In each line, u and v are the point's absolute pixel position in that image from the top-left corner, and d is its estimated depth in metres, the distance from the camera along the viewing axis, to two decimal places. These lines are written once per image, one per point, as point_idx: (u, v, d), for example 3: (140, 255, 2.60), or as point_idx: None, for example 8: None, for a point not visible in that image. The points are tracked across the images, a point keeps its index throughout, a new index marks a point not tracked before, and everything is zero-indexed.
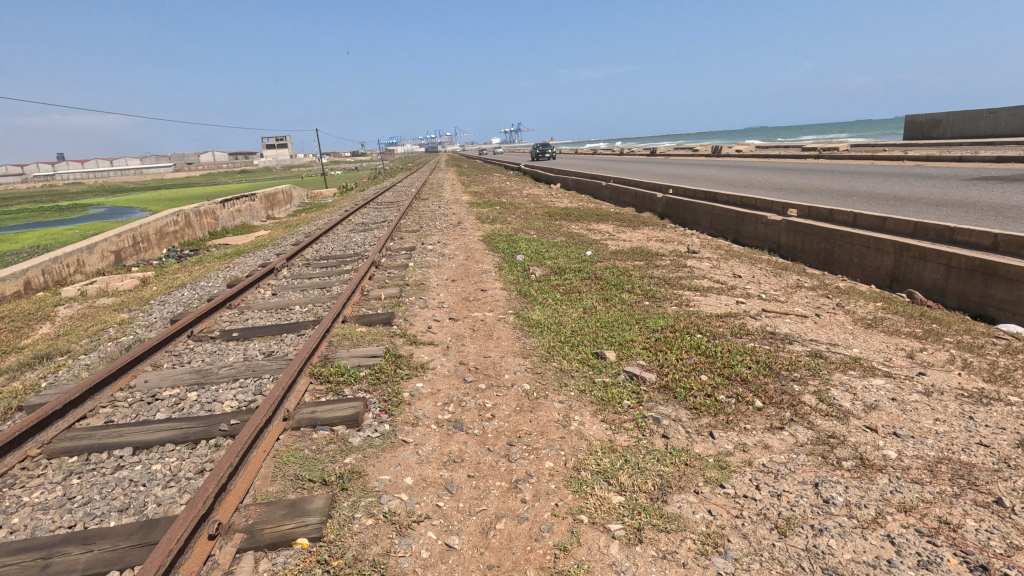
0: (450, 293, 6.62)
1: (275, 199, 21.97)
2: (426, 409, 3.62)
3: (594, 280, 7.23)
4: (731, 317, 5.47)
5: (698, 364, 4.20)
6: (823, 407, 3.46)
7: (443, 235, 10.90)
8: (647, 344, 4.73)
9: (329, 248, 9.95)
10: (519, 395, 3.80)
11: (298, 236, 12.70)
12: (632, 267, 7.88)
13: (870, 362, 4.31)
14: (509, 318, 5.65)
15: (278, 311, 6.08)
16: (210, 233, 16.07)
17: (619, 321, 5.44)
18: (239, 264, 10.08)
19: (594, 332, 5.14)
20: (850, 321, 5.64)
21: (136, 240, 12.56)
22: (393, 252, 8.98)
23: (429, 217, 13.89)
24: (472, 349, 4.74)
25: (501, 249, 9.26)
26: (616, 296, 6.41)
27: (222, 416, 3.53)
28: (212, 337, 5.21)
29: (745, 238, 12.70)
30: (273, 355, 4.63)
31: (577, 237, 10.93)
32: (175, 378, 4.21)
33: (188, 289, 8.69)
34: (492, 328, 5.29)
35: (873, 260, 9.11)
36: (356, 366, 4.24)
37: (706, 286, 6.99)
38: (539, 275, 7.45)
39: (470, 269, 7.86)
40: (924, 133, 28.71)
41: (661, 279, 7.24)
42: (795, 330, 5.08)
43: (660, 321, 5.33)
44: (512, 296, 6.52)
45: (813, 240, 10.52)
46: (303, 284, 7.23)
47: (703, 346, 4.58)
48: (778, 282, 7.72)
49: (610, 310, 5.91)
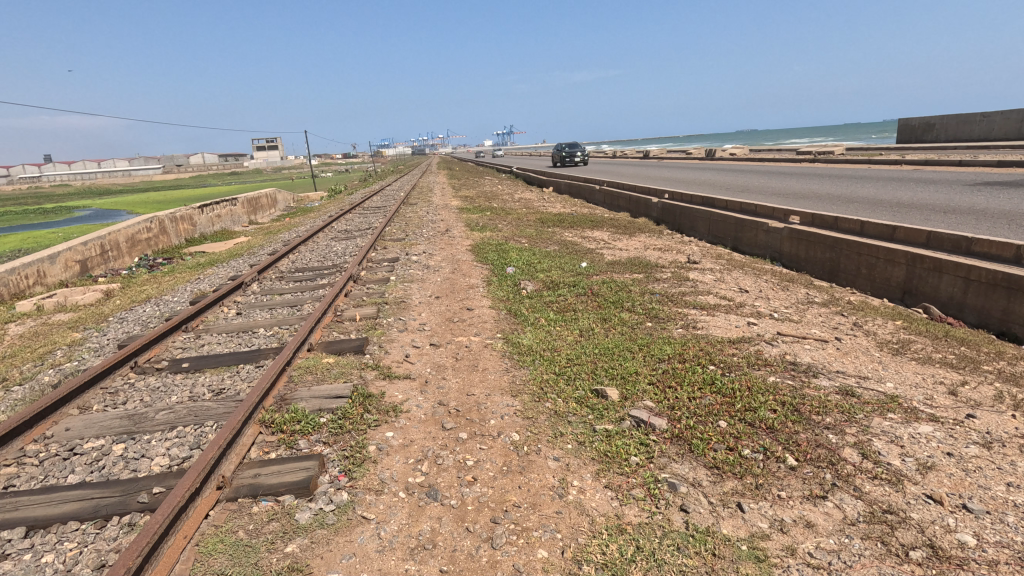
0: (433, 312, 6.02)
1: (258, 203, 21.22)
2: (395, 470, 3.02)
3: (591, 296, 6.66)
4: (744, 343, 4.89)
5: (715, 407, 3.62)
6: (869, 466, 2.90)
7: (429, 244, 10.28)
8: (655, 380, 4.13)
9: (306, 259, 9.32)
10: (506, 449, 3.21)
11: (276, 244, 12.05)
12: (630, 282, 7.31)
13: (910, 401, 3.74)
14: (497, 344, 5.04)
15: (240, 335, 5.45)
16: (187, 239, 15.36)
17: (620, 349, 4.85)
18: (210, 276, 9.41)
19: (593, 363, 4.54)
20: (874, 345, 5.10)
21: (104, 249, 11.84)
22: (375, 264, 8.36)
23: (414, 224, 13.27)
24: (453, 385, 4.13)
25: (490, 261, 8.67)
26: (616, 316, 5.84)
27: (143, 481, 2.90)
28: (159, 370, 4.57)
29: (746, 246, 12.19)
30: (222, 394, 3.99)
31: (571, 247, 10.33)
32: (101, 426, 3.56)
33: (150, 304, 8.01)
34: (477, 357, 4.69)
35: (882, 271, 8.61)
36: (317, 411, 3.62)
37: (711, 303, 6.44)
38: (530, 291, 6.87)
39: (456, 283, 7.26)
40: (917, 137, 28.48)
41: (662, 295, 6.67)
42: (818, 359, 4.52)
43: (666, 350, 4.74)
44: (501, 316, 5.93)
45: (818, 250, 10.01)
46: (272, 302, 6.59)
47: (717, 382, 4.00)
48: (788, 298, 7.19)
49: (609, 334, 5.32)
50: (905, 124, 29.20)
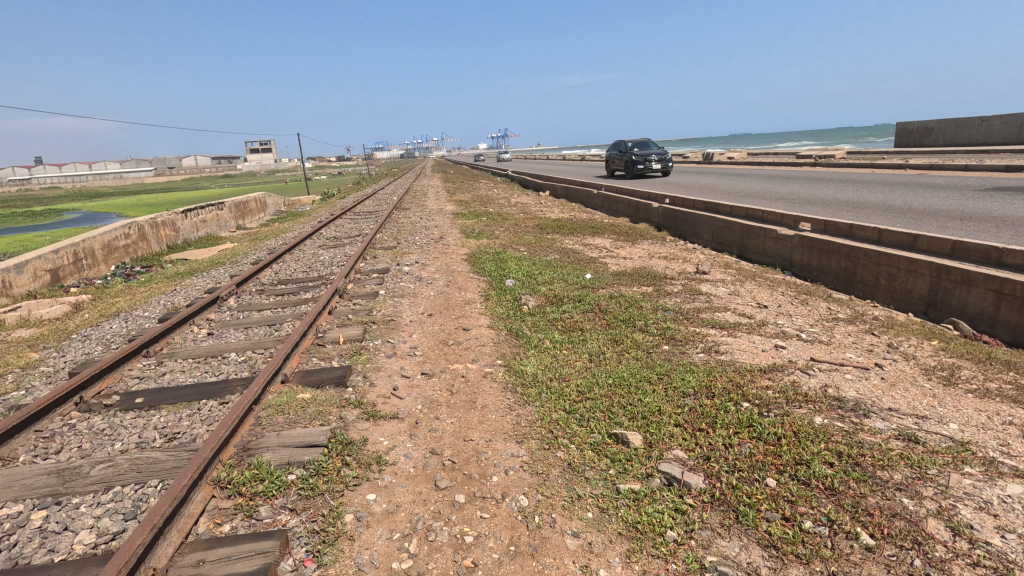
0: (426, 333, 5.44)
1: (246, 207, 20.52)
2: (375, 551, 2.44)
3: (598, 312, 6.10)
4: (777, 373, 4.33)
5: (761, 460, 3.05)
6: (964, 547, 2.34)
7: (422, 253, 9.70)
8: (682, 422, 3.56)
9: (291, 270, 8.73)
10: (512, 519, 2.63)
11: (261, 252, 11.43)
12: (640, 296, 6.75)
13: (986, 449, 3.17)
14: (498, 373, 4.45)
15: (208, 361, 4.84)
16: (169, 245, 14.72)
17: (638, 381, 4.27)
18: (187, 288, 8.79)
19: (609, 399, 3.95)
20: (920, 372, 4.54)
21: (78, 257, 11.19)
22: (363, 276, 7.78)
23: (407, 231, 12.68)
24: (448, 429, 3.54)
25: (487, 272, 8.10)
26: (628, 337, 5.28)
27: (57, 570, 2.31)
28: (106, 409, 3.94)
29: (754, 255, 11.67)
30: (175, 440, 3.39)
31: (572, 256, 9.77)
32: (22, 485, 2.96)
33: (119, 320, 7.39)
34: (475, 391, 4.09)
35: (904, 282, 8.09)
36: (285, 466, 3.02)
37: (731, 322, 5.87)
38: (532, 307, 6.31)
39: (450, 298, 6.69)
40: (915, 141, 28.21)
41: (676, 312, 6.11)
42: (864, 393, 3.96)
43: (690, 382, 4.17)
44: (501, 337, 5.35)
45: (832, 259, 9.50)
46: (249, 320, 6.00)
47: (757, 426, 3.43)
48: (810, 314, 6.66)
49: (624, 361, 4.73)
50: (904, 128, 28.90)
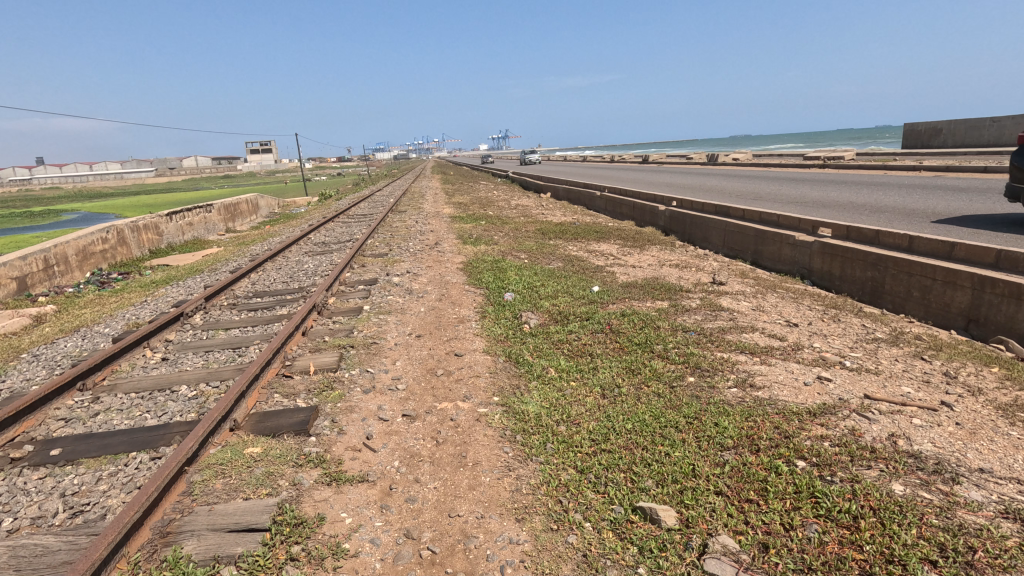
0: (412, 359, 4.72)
1: (236, 210, 19.75)
2: None
3: (609, 334, 5.37)
4: (831, 417, 3.58)
5: (837, 557, 2.32)
6: None
7: (415, 261, 8.96)
8: (724, 490, 2.84)
9: (270, 280, 8.00)
10: None
11: (244, 259, 10.70)
12: (655, 314, 6.01)
13: None
14: (495, 415, 3.70)
15: (153, 396, 4.11)
16: (152, 250, 13.99)
17: (663, 428, 3.53)
18: (158, 299, 8.03)
19: (630, 454, 3.22)
20: (997, 412, 3.81)
21: (49, 264, 10.40)
22: (347, 289, 7.06)
23: (400, 236, 11.92)
24: (429, 498, 2.82)
25: (484, 283, 7.37)
26: (646, 366, 4.56)
27: None
28: (10, 468, 3.20)
29: (769, 262, 10.94)
30: (81, 518, 2.67)
31: (577, 264, 9.03)
32: None
33: (78, 336, 6.66)
34: (466, 442, 3.35)
35: (940, 295, 7.36)
36: (209, 563, 2.29)
37: (761, 345, 5.13)
38: (533, 326, 5.58)
39: (443, 315, 5.96)
40: (924, 142, 27.51)
41: (699, 334, 5.36)
42: (941, 445, 3.22)
43: (728, 430, 3.43)
44: (498, 365, 4.61)
45: (857, 268, 8.77)
46: (212, 342, 5.28)
47: (823, 497, 2.70)
48: (845, 333, 5.94)
49: (644, 399, 3.98)
50: (912, 130, 28.21)
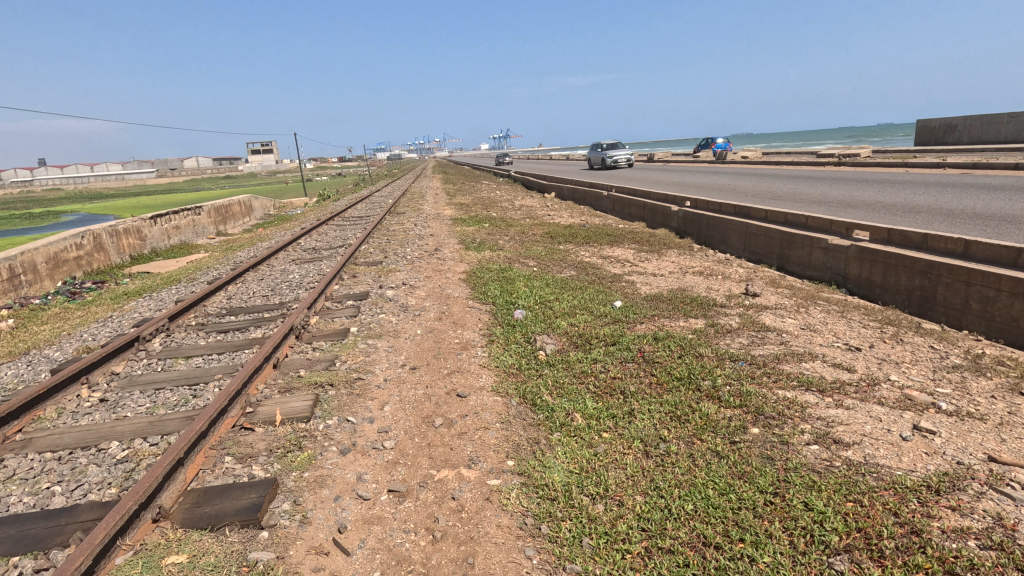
0: (406, 401, 3.82)
1: (227, 212, 18.83)
2: None
3: (640, 365, 4.46)
4: (960, 496, 2.68)
5: None
6: None
7: (412, 271, 8.08)
8: None
9: (250, 294, 7.11)
10: None
11: (227, 267, 9.82)
12: (692, 337, 5.09)
13: None
14: (510, 492, 2.80)
15: (72, 458, 3.21)
16: (133, 256, 13.10)
17: (738, 512, 2.62)
18: (124, 315, 7.14)
19: (702, 561, 2.33)
20: None
21: (14, 272, 9.47)
22: (335, 305, 6.17)
23: (397, 241, 11.03)
24: None
25: (490, 297, 6.48)
26: (696, 412, 3.63)
27: None
28: None
29: (798, 267, 10.03)
30: None
31: (592, 272, 8.13)
32: None
33: (23, 362, 5.77)
34: (474, 539, 2.46)
35: (1006, 308, 6.42)
36: None
37: (828, 378, 4.24)
38: (549, 355, 4.67)
39: (443, 339, 5.07)
40: (937, 138, 26.57)
41: (750, 364, 4.46)
42: None
43: (831, 518, 2.51)
44: (511, 409, 3.72)
45: (903, 276, 7.84)
46: (163, 375, 4.37)
47: None
48: (916, 359, 5.02)
49: (701, 462, 3.07)
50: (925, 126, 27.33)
